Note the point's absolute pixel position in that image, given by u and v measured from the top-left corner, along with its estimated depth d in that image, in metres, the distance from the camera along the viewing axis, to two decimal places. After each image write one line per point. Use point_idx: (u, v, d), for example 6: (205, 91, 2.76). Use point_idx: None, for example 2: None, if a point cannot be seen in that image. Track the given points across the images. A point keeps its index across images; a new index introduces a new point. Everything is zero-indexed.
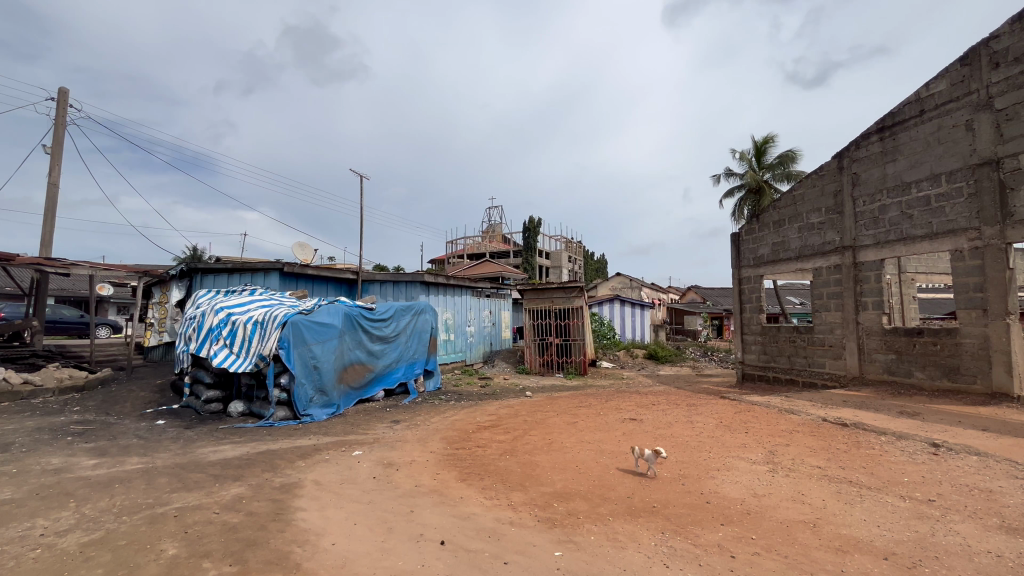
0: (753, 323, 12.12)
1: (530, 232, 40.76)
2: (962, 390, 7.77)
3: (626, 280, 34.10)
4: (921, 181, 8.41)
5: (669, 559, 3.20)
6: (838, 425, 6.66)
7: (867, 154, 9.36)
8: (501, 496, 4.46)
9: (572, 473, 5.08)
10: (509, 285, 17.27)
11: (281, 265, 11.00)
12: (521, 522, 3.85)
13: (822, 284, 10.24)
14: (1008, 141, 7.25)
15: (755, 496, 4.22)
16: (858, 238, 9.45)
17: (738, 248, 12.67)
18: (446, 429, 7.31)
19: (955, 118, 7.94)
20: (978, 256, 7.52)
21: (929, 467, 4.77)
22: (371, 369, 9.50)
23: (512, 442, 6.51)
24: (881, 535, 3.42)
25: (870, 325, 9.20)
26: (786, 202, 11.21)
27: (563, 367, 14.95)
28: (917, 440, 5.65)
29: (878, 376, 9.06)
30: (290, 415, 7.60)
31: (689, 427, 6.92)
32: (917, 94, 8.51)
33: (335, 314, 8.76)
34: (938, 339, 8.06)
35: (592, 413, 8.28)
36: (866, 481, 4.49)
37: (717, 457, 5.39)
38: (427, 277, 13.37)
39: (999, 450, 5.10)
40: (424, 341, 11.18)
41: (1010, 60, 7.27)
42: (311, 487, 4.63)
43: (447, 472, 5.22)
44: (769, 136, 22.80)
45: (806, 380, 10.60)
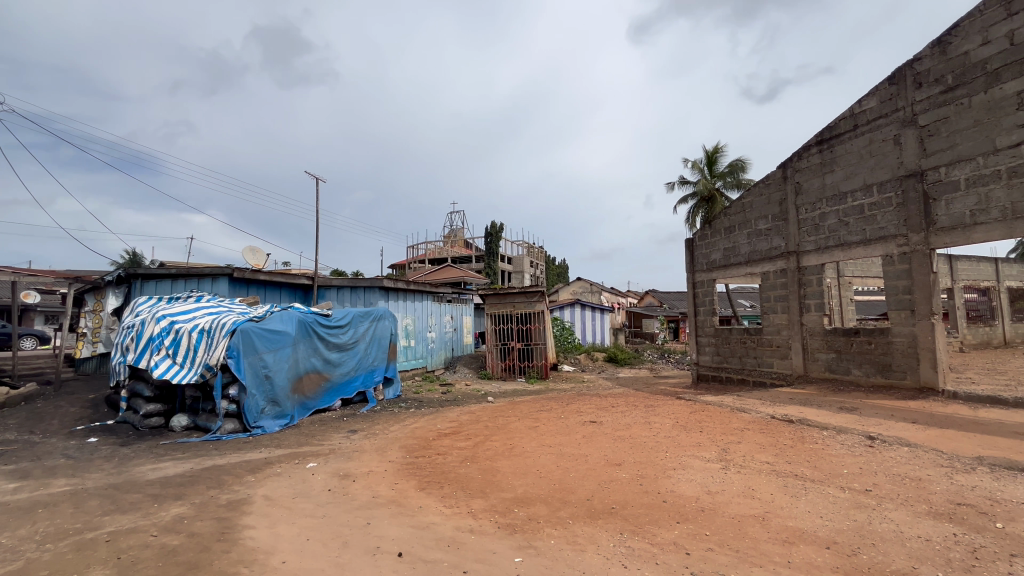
0: (707, 325, 12.56)
1: (491, 237, 40.67)
2: (893, 385, 8.33)
3: (586, 285, 34.89)
4: (855, 191, 8.99)
5: (627, 560, 3.24)
6: (785, 422, 6.99)
7: (808, 165, 9.91)
8: (460, 504, 4.39)
9: (533, 477, 5.07)
10: (471, 290, 17.16)
11: (230, 270, 10.47)
12: (481, 530, 3.80)
13: (769, 288, 10.74)
14: (930, 155, 7.86)
15: (708, 494, 4.35)
16: (802, 244, 9.99)
17: (692, 253, 13.13)
18: (405, 438, 7.14)
19: (884, 133, 8.56)
20: (906, 260, 8.10)
21: (866, 459, 5.09)
22: (328, 377, 9.20)
23: (472, 449, 6.44)
24: (824, 526, 3.60)
25: (813, 326, 9.74)
26: (736, 210, 11.69)
27: (525, 372, 15.01)
28: (854, 434, 6.02)
29: (820, 374, 9.59)
30: (239, 428, 7.23)
31: (647, 428, 7.08)
32: (850, 110, 9.12)
33: (288, 322, 8.42)
34: (873, 338, 8.64)
35: (552, 417, 8.34)
36: (810, 474, 4.73)
37: (674, 456, 5.53)
38: (386, 282, 13.07)
39: (925, 441, 5.50)
40: (383, 348, 10.94)
41: (931, 80, 7.88)
42: (260, 503, 4.40)
43: (406, 481, 5.10)
44: (718, 146, 23.86)
45: (756, 379, 11.06)
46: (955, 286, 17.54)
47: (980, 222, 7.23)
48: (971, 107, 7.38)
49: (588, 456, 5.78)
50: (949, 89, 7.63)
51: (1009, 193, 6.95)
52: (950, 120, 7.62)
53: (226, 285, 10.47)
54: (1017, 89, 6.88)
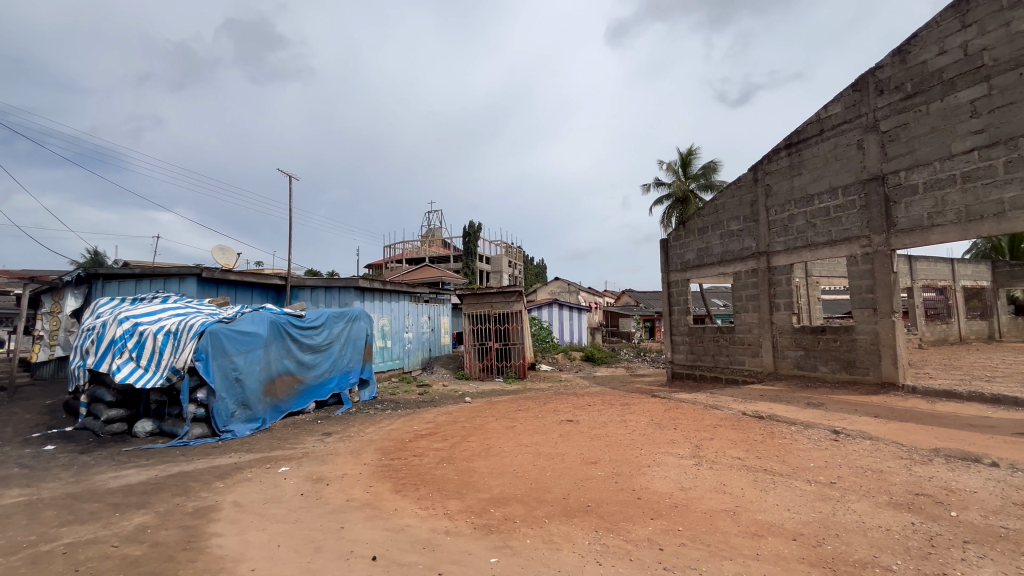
0: (681, 324, 12.80)
1: (469, 236, 40.53)
2: (857, 380, 8.63)
3: (564, 284, 35.15)
4: (822, 193, 9.29)
5: (601, 557, 3.27)
6: (755, 418, 7.18)
7: (778, 168, 10.20)
8: (436, 505, 4.36)
9: (509, 477, 5.07)
10: (449, 290, 17.07)
11: (198, 270, 10.13)
12: (457, 531, 3.78)
13: (741, 287, 11.01)
14: (891, 159, 8.19)
15: (682, 490, 4.43)
16: (771, 245, 10.28)
17: (667, 254, 13.35)
18: (381, 440, 7.05)
19: (848, 138, 8.87)
20: (869, 261, 8.42)
21: (831, 453, 5.26)
22: (301, 379, 9.01)
23: (449, 449, 6.41)
24: (791, 518, 3.70)
25: (782, 324, 10.03)
26: (709, 211, 11.94)
27: (503, 371, 15.01)
28: (820, 428, 6.22)
29: (789, 370, 9.88)
30: (207, 432, 7.02)
31: (622, 426, 7.17)
32: (817, 115, 9.42)
33: (259, 323, 8.21)
34: (838, 335, 8.95)
35: (529, 416, 8.36)
36: (778, 468, 4.86)
37: (648, 454, 5.61)
38: (362, 282, 12.88)
39: (886, 434, 5.73)
40: (359, 349, 10.78)
41: (892, 88, 8.21)
42: (229, 510, 4.27)
43: (381, 484, 5.03)
44: (692, 148, 24.32)
45: (729, 376, 11.31)
46: (914, 286, 18.31)
47: (936, 224, 7.56)
48: (929, 114, 7.71)
49: (564, 455, 5.81)
50: (909, 97, 7.96)
51: (963, 197, 7.28)
52: (910, 126, 7.94)
53: (194, 286, 10.11)
54: (970, 97, 7.22)
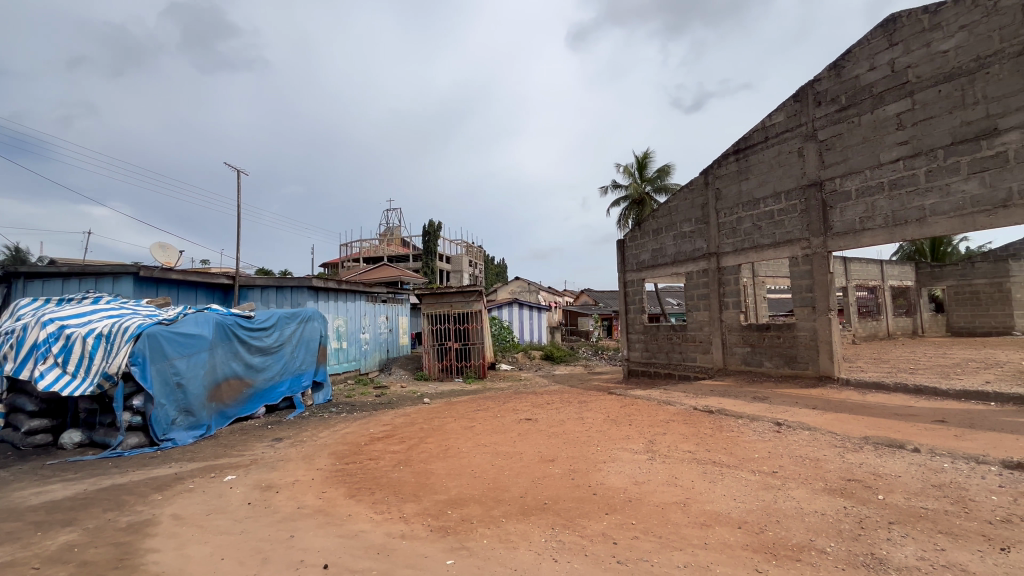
0: (637, 323, 13.16)
1: (429, 235, 40.04)
2: (798, 374, 9.14)
3: (524, 284, 35.41)
4: (766, 198, 9.79)
5: (557, 554, 3.31)
6: (706, 412, 7.47)
7: (726, 173, 10.66)
8: (391, 509, 4.28)
9: (467, 478, 5.05)
10: (407, 290, 16.80)
11: (136, 268, 9.39)
12: (413, 534, 3.72)
13: (693, 287, 11.44)
14: (827, 167, 8.73)
15: (635, 484, 4.55)
16: (721, 246, 10.73)
17: (623, 254, 13.69)
18: (335, 444, 6.85)
19: (790, 146, 9.39)
20: (808, 262, 8.95)
21: (773, 444, 5.56)
22: (250, 383, 8.62)
23: (406, 452, 6.31)
24: (737, 507, 3.88)
25: (731, 322, 10.49)
26: (663, 213, 12.33)
27: (462, 372, 14.94)
28: (764, 421, 6.55)
29: (737, 366, 10.34)
30: (145, 442, 6.59)
31: (580, 423, 7.29)
32: (762, 123, 9.91)
33: (203, 325, 7.79)
34: (781, 332, 9.45)
35: (489, 416, 8.36)
36: (726, 460, 5.08)
37: (604, 450, 5.73)
38: (316, 281, 12.41)
39: (823, 425, 6.11)
40: (312, 351, 10.43)
41: (828, 100, 8.75)
42: (168, 523, 4.03)
43: (334, 489, 4.88)
44: (648, 152, 25.05)
45: (681, 373, 11.71)
46: (849, 285, 19.60)
47: (867, 228, 8.13)
48: (861, 125, 8.27)
49: (522, 454, 5.84)
50: (843, 108, 8.51)
51: (890, 203, 7.85)
52: (844, 136, 8.49)
53: (131, 286, 9.41)
54: (896, 110, 7.78)
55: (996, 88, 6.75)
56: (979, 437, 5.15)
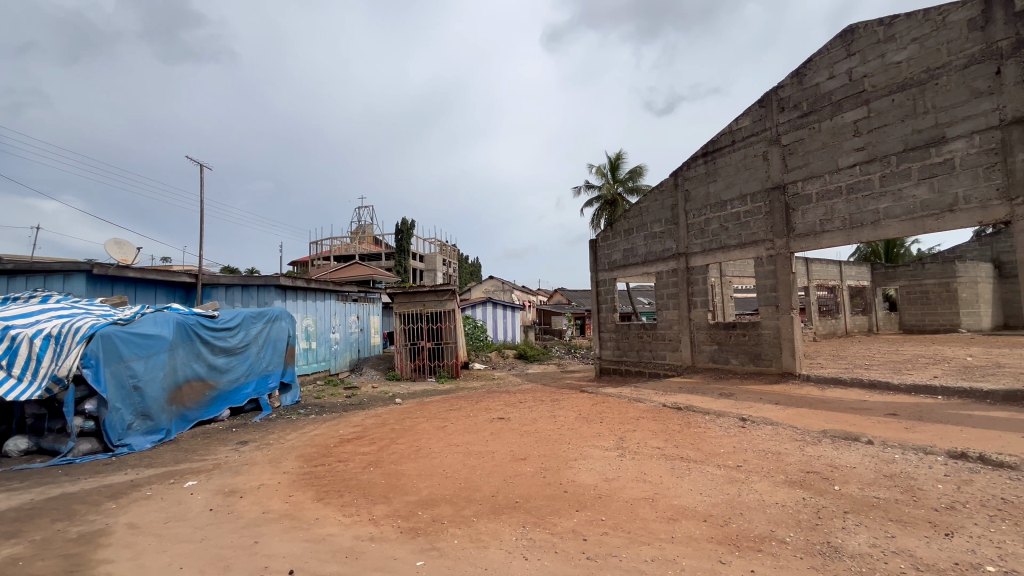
0: (608, 321, 13.34)
1: (402, 234, 39.55)
2: (763, 371, 9.45)
3: (498, 283, 35.43)
4: (733, 200, 10.07)
5: (528, 552, 3.32)
6: (674, 409, 7.64)
7: (695, 175, 10.92)
8: (361, 512, 4.21)
9: (438, 478, 5.01)
10: (379, 289, 16.55)
11: (89, 265, 8.93)
12: (383, 536, 3.67)
13: (663, 286, 11.67)
14: (790, 171, 9.05)
15: (606, 481, 4.61)
16: (689, 246, 10.98)
17: (596, 253, 13.85)
18: (303, 447, 6.69)
19: (755, 149, 9.68)
20: (772, 262, 9.26)
21: (738, 439, 5.72)
22: (213, 385, 8.33)
23: (377, 453, 6.21)
24: (703, 501, 3.98)
25: (699, 321, 10.76)
26: (634, 213, 12.53)
27: (435, 371, 14.83)
28: (730, 417, 6.74)
29: (705, 364, 10.61)
30: (98, 448, 6.28)
31: (552, 422, 7.34)
32: (729, 127, 10.18)
33: (162, 324, 7.48)
34: (746, 331, 9.75)
35: (461, 416, 8.32)
36: (693, 455, 5.21)
37: (575, 448, 5.79)
38: (284, 280, 12.07)
39: (785, 419, 6.33)
40: (280, 352, 10.16)
41: (791, 106, 9.06)
42: (124, 533, 3.86)
43: (301, 493, 4.77)
44: (620, 154, 25.43)
45: (651, 371, 11.94)
46: (810, 285, 20.39)
47: (827, 230, 8.47)
48: (821, 131, 8.60)
49: (494, 453, 5.84)
50: (805, 115, 8.83)
51: (848, 207, 8.20)
52: (806, 142, 8.81)
53: (83, 285, 8.95)
54: (854, 118, 8.13)
55: (944, 98, 7.13)
56: (927, 428, 5.44)
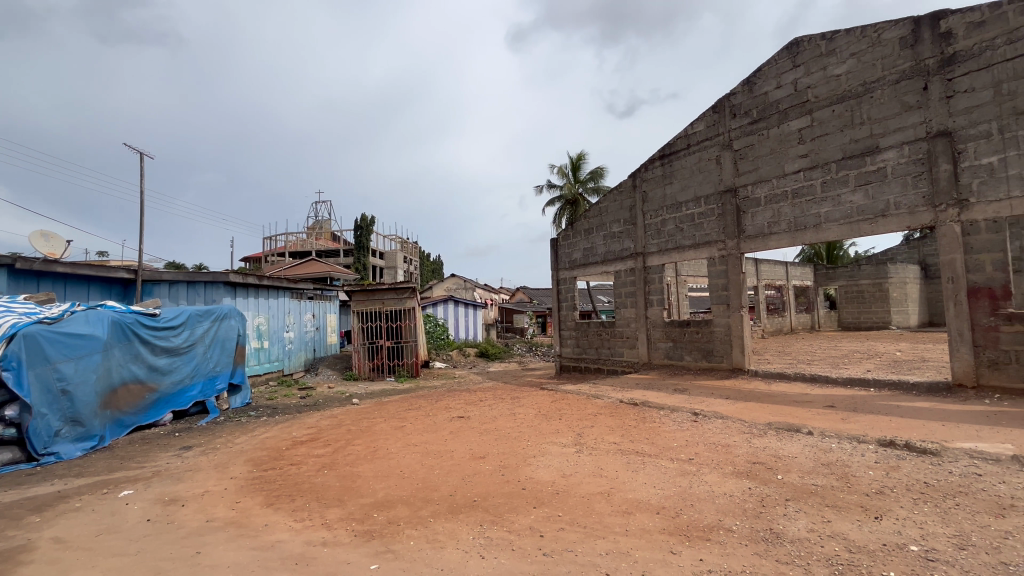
0: (568, 319, 13.52)
1: (361, 230, 38.60)
2: (714, 367, 9.83)
3: (460, 281, 35.22)
4: (687, 202, 10.41)
5: (485, 551, 3.31)
6: (631, 405, 7.83)
7: (652, 176, 11.21)
8: (313, 516, 4.07)
9: (395, 479, 4.92)
10: (336, 286, 16.07)
11: (11, 259, 8.20)
12: (336, 541, 3.57)
13: (621, 285, 11.93)
14: (741, 175, 9.44)
15: (563, 477, 4.66)
16: (647, 246, 11.27)
17: (556, 252, 13.99)
18: (253, 450, 6.41)
19: (708, 154, 10.05)
20: (723, 262, 9.65)
21: (691, 432, 5.92)
22: (153, 388, 7.85)
23: (331, 455, 6.04)
24: (656, 494, 4.10)
25: (656, 319, 11.06)
26: (594, 213, 12.74)
27: (394, 371, 14.59)
28: (683, 411, 6.97)
29: (660, 360, 10.93)
30: (21, 458, 5.78)
31: (511, 419, 7.36)
32: (684, 131, 10.51)
33: (96, 323, 6.98)
34: (699, 328, 10.10)
35: (420, 415, 8.21)
36: (648, 450, 5.34)
37: (534, 445, 5.83)
38: (233, 277, 11.52)
39: (734, 413, 6.60)
40: (228, 352, 9.70)
41: (742, 113, 9.46)
42: (48, 549, 3.57)
43: (249, 499, 4.56)
44: (581, 154, 25.80)
45: (610, 367, 12.19)
46: (759, 284, 21.38)
47: (774, 233, 8.90)
48: (769, 138, 9.02)
49: (453, 452, 5.79)
50: (755, 121, 9.23)
51: (793, 210, 8.64)
52: (755, 147, 9.22)
53: (4, 280, 8.22)
54: (798, 126, 8.58)
55: (879, 111, 7.62)
56: (861, 419, 5.82)
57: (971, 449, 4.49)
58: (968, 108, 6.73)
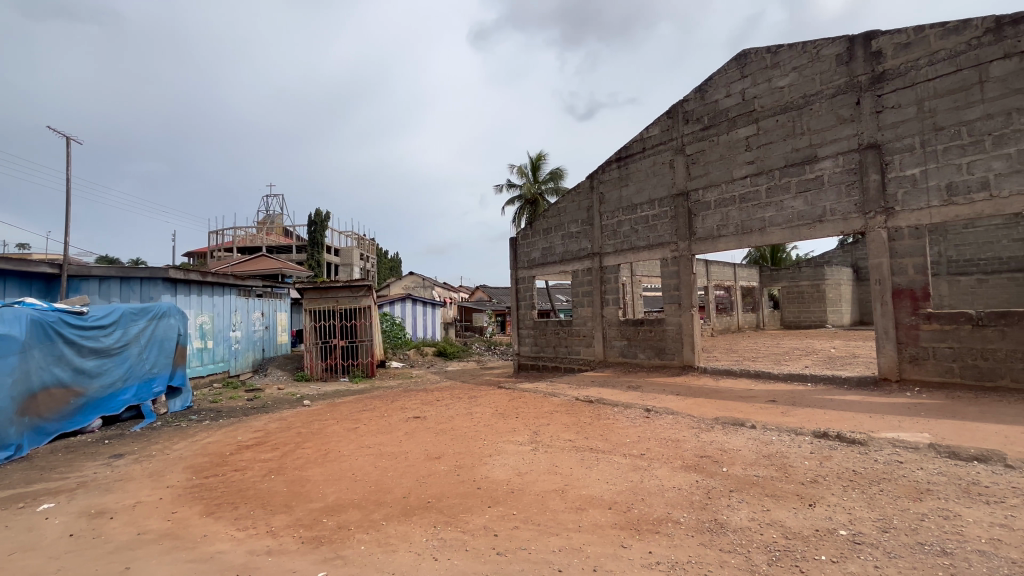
0: (527, 318, 13.59)
1: (315, 226, 37.28)
2: (666, 364, 10.15)
3: (419, 279, 34.72)
4: (642, 204, 10.69)
5: (438, 552, 3.26)
6: (586, 402, 7.97)
7: (609, 178, 11.43)
8: (257, 524, 3.89)
9: (346, 483, 4.77)
10: (287, 284, 15.44)
11: None
12: (281, 549, 3.42)
13: (578, 285, 12.10)
14: (693, 179, 9.79)
15: (518, 475, 4.68)
16: (603, 247, 11.49)
17: (515, 251, 14.04)
18: (193, 457, 6.05)
19: (663, 158, 10.36)
20: (675, 263, 9.98)
21: (643, 428, 6.09)
22: (79, 393, 7.27)
23: (279, 459, 5.80)
24: (609, 489, 4.18)
25: (611, 318, 11.31)
26: (553, 213, 12.85)
27: (348, 371, 14.20)
28: (636, 408, 7.16)
29: (615, 358, 11.18)
30: None
31: (468, 419, 7.32)
32: (640, 135, 10.78)
33: (14, 322, 6.38)
34: (652, 327, 10.41)
35: (375, 416, 8.02)
36: (601, 446, 5.45)
37: (490, 444, 5.82)
38: (173, 273, 10.84)
39: (684, 409, 6.84)
40: (167, 352, 9.11)
41: (694, 119, 9.81)
42: None
43: (187, 509, 4.30)
44: (541, 154, 26.00)
45: (567, 365, 12.36)
46: (708, 285, 22.29)
47: (722, 235, 9.29)
48: (719, 144, 9.40)
49: (408, 453, 5.69)
50: (706, 128, 9.60)
51: (740, 214, 9.05)
52: (706, 153, 9.59)
53: None
54: (746, 134, 8.99)
55: (817, 122, 8.09)
56: (798, 412, 6.17)
57: (894, 438, 4.86)
58: (895, 123, 7.26)
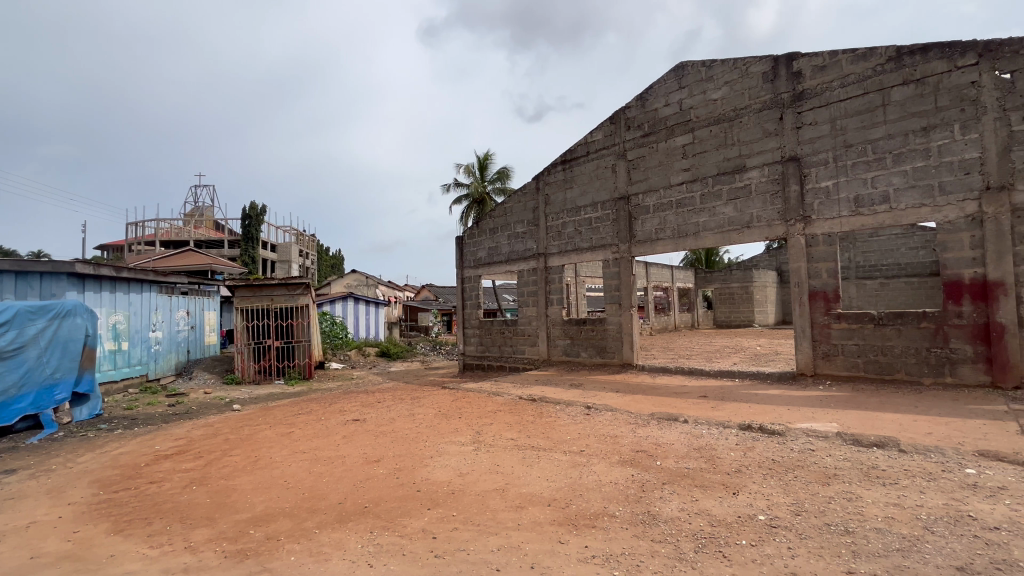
0: (473, 318, 13.53)
1: (249, 220, 35.13)
2: (607, 362, 10.46)
3: (361, 278, 33.66)
4: (586, 207, 10.95)
5: (374, 558, 3.17)
6: (529, 400, 8.05)
7: (554, 180, 11.61)
8: (174, 540, 3.61)
9: (277, 491, 4.53)
10: (216, 281, 14.44)
11: None
12: (201, 565, 3.19)
13: (523, 284, 12.20)
14: (633, 183, 10.14)
15: (459, 476, 4.64)
16: (548, 247, 11.65)
17: (461, 251, 13.95)
18: (102, 469, 5.52)
19: (605, 162, 10.66)
20: (616, 264, 10.31)
21: (583, 426, 6.23)
22: None
23: (203, 469, 5.41)
24: (549, 486, 4.24)
25: (555, 317, 11.50)
26: (499, 213, 12.88)
27: (284, 372, 13.50)
28: (577, 406, 7.31)
29: (559, 357, 11.38)
30: None
31: (410, 420, 7.18)
32: (584, 139, 11.04)
33: None
34: (594, 326, 10.70)
35: (311, 419, 7.68)
36: (543, 444, 5.52)
37: (432, 445, 5.73)
38: (81, 267, 9.84)
39: (622, 405, 7.07)
40: (74, 355, 8.19)
41: (635, 126, 10.18)
42: None
43: (92, 527, 3.91)
44: (488, 154, 25.98)
45: (511, 364, 12.43)
46: (648, 286, 23.21)
47: (660, 239, 9.70)
48: (658, 151, 9.80)
49: (345, 457, 5.49)
50: (646, 135, 9.98)
51: (676, 219, 9.49)
52: (646, 159, 9.97)
53: None
54: (682, 143, 9.45)
55: (746, 134, 8.64)
56: (726, 407, 6.56)
57: (808, 428, 5.28)
58: (812, 139, 7.90)
